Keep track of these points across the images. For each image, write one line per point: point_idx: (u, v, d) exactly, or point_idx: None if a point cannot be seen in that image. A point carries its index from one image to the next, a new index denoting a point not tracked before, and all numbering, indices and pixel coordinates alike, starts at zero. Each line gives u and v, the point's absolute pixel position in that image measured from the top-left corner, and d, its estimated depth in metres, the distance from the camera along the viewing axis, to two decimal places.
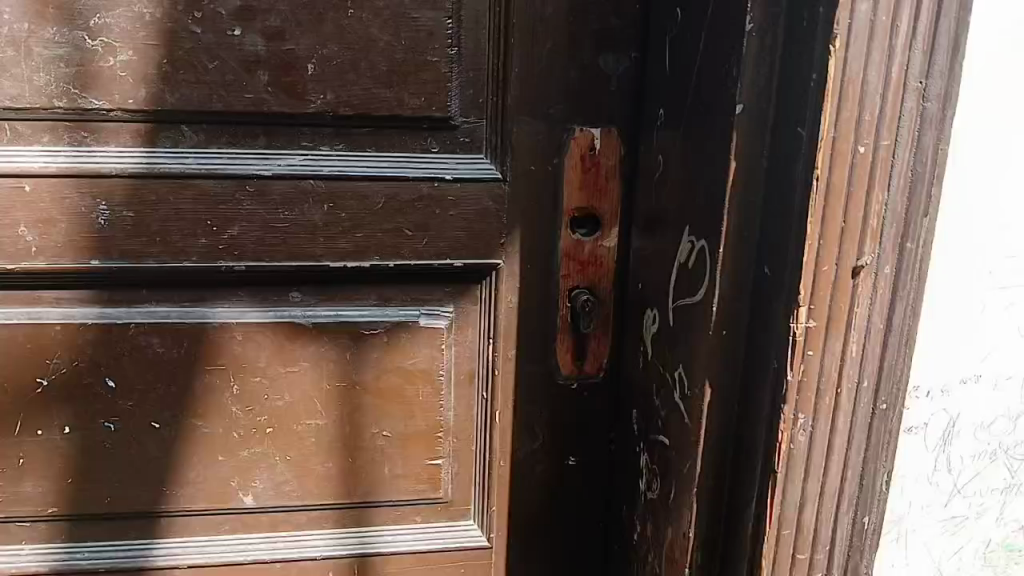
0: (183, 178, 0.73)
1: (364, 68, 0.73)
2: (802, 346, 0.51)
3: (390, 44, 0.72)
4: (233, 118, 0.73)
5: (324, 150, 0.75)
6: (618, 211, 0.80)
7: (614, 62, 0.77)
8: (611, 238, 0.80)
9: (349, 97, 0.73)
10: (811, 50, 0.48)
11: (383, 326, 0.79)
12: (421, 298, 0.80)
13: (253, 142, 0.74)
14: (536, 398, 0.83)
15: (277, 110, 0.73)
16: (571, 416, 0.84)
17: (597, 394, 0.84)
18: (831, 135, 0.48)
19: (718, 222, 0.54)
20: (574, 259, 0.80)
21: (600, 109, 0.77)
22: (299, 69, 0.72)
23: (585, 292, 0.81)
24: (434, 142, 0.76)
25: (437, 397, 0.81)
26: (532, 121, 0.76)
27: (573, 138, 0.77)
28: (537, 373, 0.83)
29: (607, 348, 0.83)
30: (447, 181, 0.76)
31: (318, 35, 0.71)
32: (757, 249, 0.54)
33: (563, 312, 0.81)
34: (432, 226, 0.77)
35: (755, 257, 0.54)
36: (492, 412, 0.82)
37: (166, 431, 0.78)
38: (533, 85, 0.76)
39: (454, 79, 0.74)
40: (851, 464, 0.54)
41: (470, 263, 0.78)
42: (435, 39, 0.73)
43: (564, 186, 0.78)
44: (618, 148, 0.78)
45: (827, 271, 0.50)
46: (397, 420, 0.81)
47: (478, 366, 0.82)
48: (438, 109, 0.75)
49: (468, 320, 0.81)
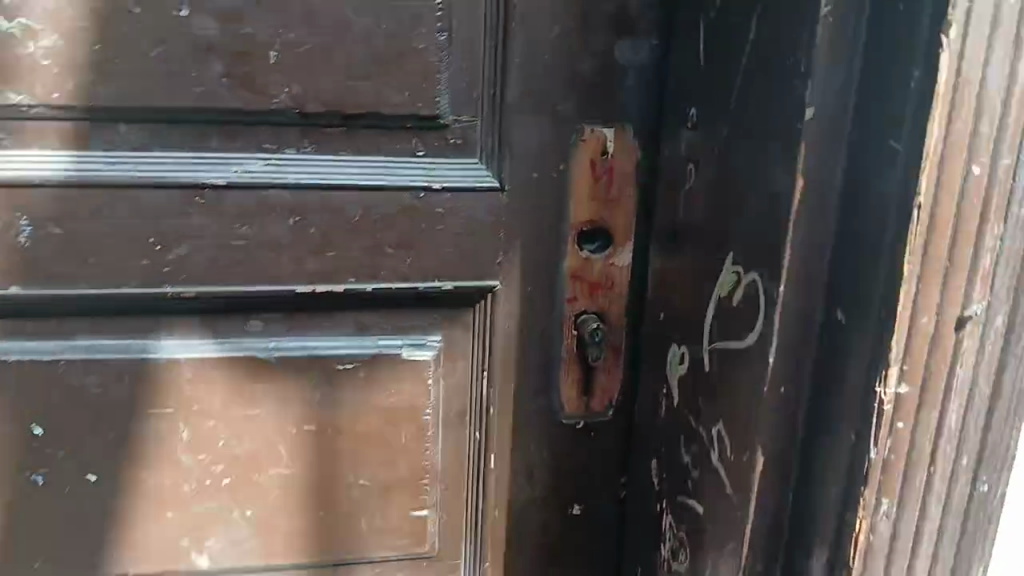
0: (121, 187, 0.61)
1: (338, 57, 0.61)
2: (891, 418, 0.41)
3: (369, 29, 0.61)
4: (180, 115, 0.61)
5: (289, 153, 0.63)
6: (631, 226, 0.68)
7: (631, 51, 0.65)
8: (625, 255, 0.69)
9: (319, 91, 0.62)
10: (912, 40, 0.38)
11: (360, 359, 0.68)
12: (404, 326, 0.69)
13: (204, 144, 0.62)
14: (536, 441, 0.72)
15: (233, 106, 0.61)
16: (577, 461, 0.73)
17: (607, 434, 0.73)
18: (939, 150, 0.37)
19: (780, 254, 0.44)
20: (583, 280, 0.69)
21: (615, 105, 0.66)
22: (259, 57, 0.60)
23: (594, 318, 0.70)
24: (421, 144, 0.65)
25: (422, 440, 0.71)
26: (535, 119, 0.65)
27: (583, 139, 0.66)
28: (538, 411, 0.71)
29: (618, 381, 0.72)
30: (435, 191, 0.65)
31: (282, 15, 0.60)
32: (828, 286, 0.44)
33: (570, 342, 0.70)
34: (416, 243, 0.66)
35: (827, 293, 0.44)
36: (485, 456, 0.72)
37: (105, 483, 0.67)
38: (539, 78, 0.64)
39: (444, 70, 0.63)
40: (941, 559, 0.44)
41: (462, 286, 0.67)
42: (420, 23, 0.62)
43: (571, 195, 0.67)
44: (635, 152, 0.67)
45: (926, 324, 0.40)
46: (377, 467, 0.71)
47: (471, 404, 0.71)
48: (425, 106, 0.63)
49: (459, 350, 0.70)
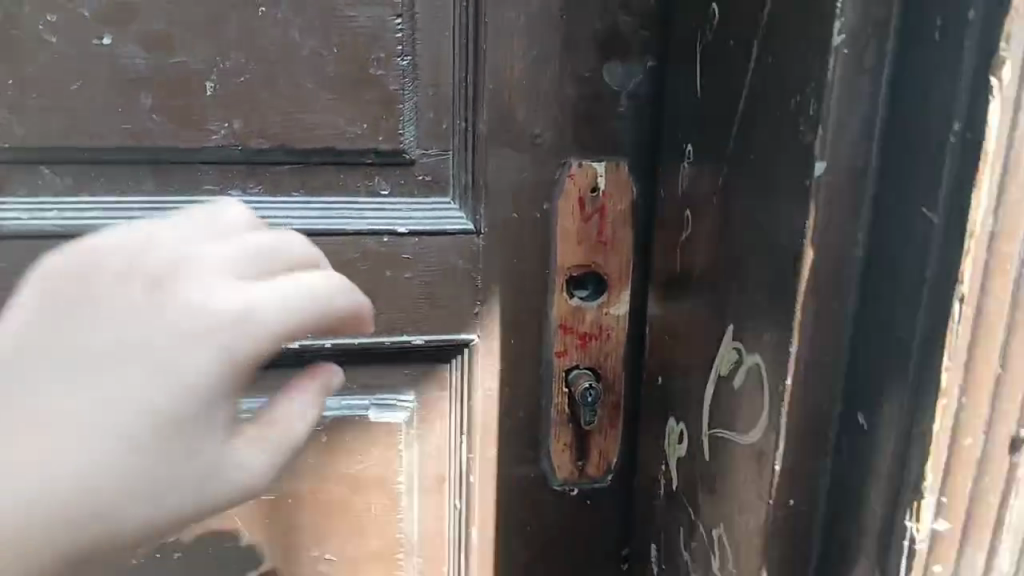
0: (41, 237, 0.54)
1: (284, 86, 0.54)
2: (926, 561, 0.33)
3: (318, 55, 0.53)
4: (106, 155, 0.53)
5: (232, 195, 0.55)
6: (627, 269, 0.60)
7: (623, 74, 0.56)
8: (621, 303, 0.60)
9: (264, 125, 0.54)
10: (949, 82, 0.30)
11: (323, 422, 0.61)
12: (372, 384, 0.61)
13: (136, 187, 0.54)
14: (523, 513, 0.64)
15: (166, 144, 0.54)
16: (570, 535, 0.65)
17: (604, 503, 0.65)
18: (987, 228, 0.30)
19: (783, 341, 0.36)
20: (573, 331, 0.60)
21: (607, 135, 0.57)
22: (194, 89, 0.53)
23: (587, 374, 0.61)
24: (383, 182, 0.57)
25: (394, 511, 0.64)
26: (514, 152, 0.57)
27: (570, 174, 0.57)
28: (525, 477, 0.63)
29: (615, 444, 0.63)
30: (400, 235, 0.57)
31: (219, 40, 0.52)
32: (846, 379, 0.36)
33: (561, 402, 0.62)
34: (381, 292, 0.58)
35: (844, 388, 0.36)
36: (467, 528, 0.64)
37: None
38: (517, 107, 0.56)
39: (406, 99, 0.55)
40: None
41: (434, 340, 0.60)
42: (378, 46, 0.54)
43: (558, 237, 0.58)
44: (630, 187, 0.58)
45: (970, 445, 0.32)
46: (347, 540, 0.64)
47: (449, 470, 0.63)
48: (386, 139, 0.55)
49: (435, 411, 0.62)
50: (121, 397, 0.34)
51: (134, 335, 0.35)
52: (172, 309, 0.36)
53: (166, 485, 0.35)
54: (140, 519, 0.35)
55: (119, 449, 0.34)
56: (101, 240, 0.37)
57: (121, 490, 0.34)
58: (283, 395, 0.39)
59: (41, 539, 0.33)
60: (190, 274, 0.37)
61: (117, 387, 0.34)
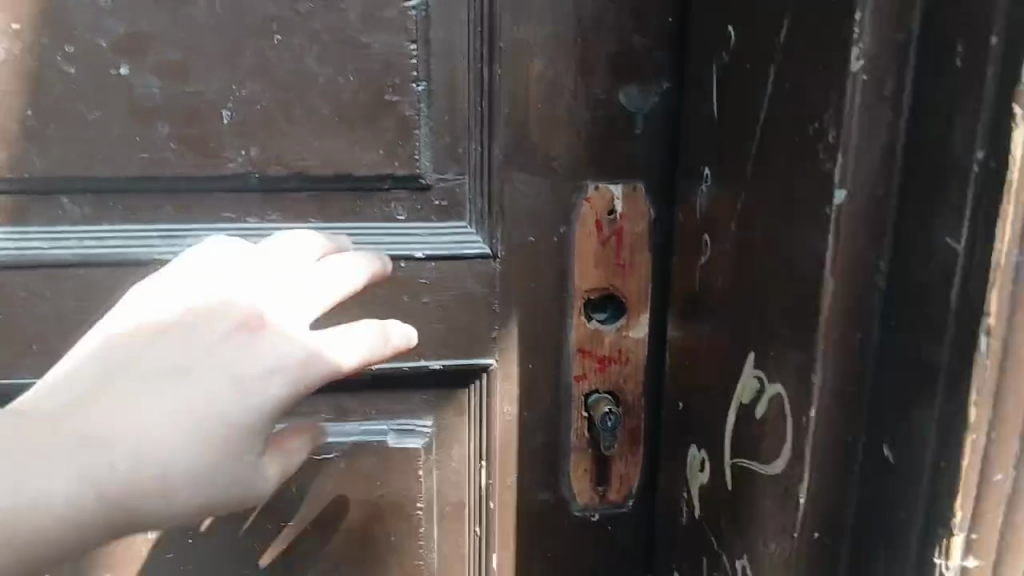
0: (62, 266, 0.54)
1: (300, 113, 0.54)
2: None
3: (334, 81, 0.53)
4: (125, 184, 0.54)
5: (250, 222, 0.55)
6: (646, 292, 0.59)
7: (639, 96, 0.56)
8: (640, 327, 0.60)
9: (280, 152, 0.54)
10: (971, 108, 0.29)
11: (342, 447, 0.61)
12: (391, 409, 0.61)
13: (154, 216, 0.55)
14: (544, 539, 0.63)
15: (184, 172, 0.54)
16: (591, 560, 0.64)
17: (627, 528, 0.64)
18: (1014, 259, 0.29)
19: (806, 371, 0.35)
20: (592, 355, 0.60)
21: (624, 157, 0.57)
22: (210, 117, 0.53)
23: (607, 398, 0.60)
24: (400, 207, 0.57)
25: (414, 536, 0.63)
26: (531, 175, 0.56)
27: (587, 198, 0.57)
28: (545, 503, 0.63)
29: (637, 469, 0.63)
30: (417, 260, 0.57)
31: (234, 69, 0.52)
32: (870, 409, 0.35)
33: (581, 426, 0.61)
34: (398, 318, 0.58)
35: (869, 418, 0.35)
36: (487, 554, 0.63)
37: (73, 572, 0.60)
38: (534, 130, 0.55)
39: (422, 124, 0.55)
40: None
41: (452, 365, 0.59)
42: (393, 72, 0.54)
43: (575, 261, 0.58)
44: (648, 209, 0.58)
45: (1000, 482, 0.31)
46: (365, 566, 0.63)
47: (468, 495, 0.63)
48: (402, 164, 0.55)
49: (454, 437, 0.62)
50: (203, 401, 0.39)
51: (218, 356, 0.40)
52: (250, 346, 0.41)
53: (213, 487, 0.39)
54: (184, 509, 0.38)
55: (190, 443, 0.38)
56: (224, 247, 0.45)
57: (181, 485, 0.38)
58: (271, 443, 0.43)
59: (103, 506, 0.36)
60: (278, 321, 0.43)
61: (194, 395, 0.39)
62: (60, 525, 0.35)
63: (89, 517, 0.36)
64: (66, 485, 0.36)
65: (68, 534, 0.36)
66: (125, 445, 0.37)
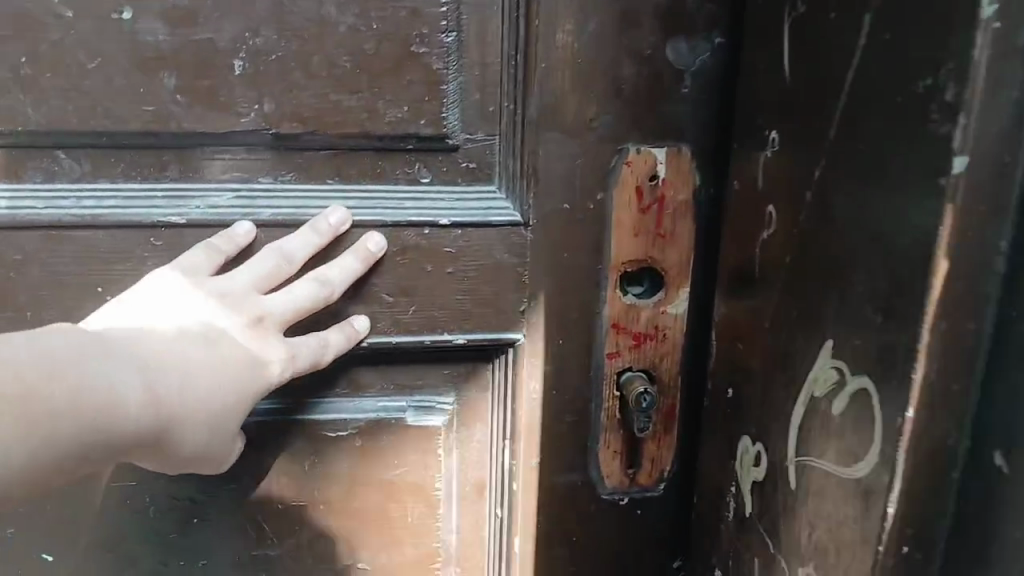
0: (59, 228, 0.50)
1: (318, 65, 0.49)
2: None
3: (356, 30, 0.49)
4: (127, 140, 0.49)
5: (263, 183, 0.51)
6: (687, 264, 0.55)
7: (687, 50, 0.51)
8: (679, 301, 0.56)
9: (296, 107, 0.50)
10: None
11: (358, 425, 0.57)
12: (410, 385, 0.58)
13: (159, 174, 0.50)
14: (569, 524, 0.60)
15: (191, 128, 0.49)
16: (619, 547, 0.61)
17: (656, 511, 0.61)
18: None
19: (911, 361, 0.32)
20: (627, 331, 0.56)
21: (669, 119, 0.52)
22: (221, 67, 0.49)
23: (640, 377, 0.56)
24: (425, 169, 0.52)
25: (432, 517, 0.61)
26: (567, 137, 0.52)
27: (627, 161, 0.52)
28: (572, 486, 0.59)
29: (669, 452, 0.59)
30: (443, 227, 0.53)
31: (247, 15, 0.48)
32: (977, 414, 0.32)
33: (612, 407, 0.57)
34: (420, 290, 0.54)
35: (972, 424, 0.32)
36: (509, 538, 0.60)
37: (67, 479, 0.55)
38: (570, 88, 0.51)
39: (451, 79, 0.51)
40: None
41: (477, 339, 0.55)
42: (421, 20, 0.49)
43: (612, 229, 0.54)
44: (692, 175, 0.53)
45: None
46: (380, 548, 0.61)
47: (490, 476, 0.60)
48: (428, 123, 0.51)
49: (476, 414, 0.59)
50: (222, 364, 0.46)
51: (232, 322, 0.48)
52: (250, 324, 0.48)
53: (218, 424, 0.47)
54: (193, 442, 0.46)
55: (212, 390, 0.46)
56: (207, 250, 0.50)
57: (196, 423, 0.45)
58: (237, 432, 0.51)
59: (148, 418, 0.42)
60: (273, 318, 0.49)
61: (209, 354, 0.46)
62: (123, 425, 0.41)
63: (139, 422, 0.42)
64: (136, 396, 0.42)
65: (122, 435, 0.41)
66: (174, 375, 0.44)
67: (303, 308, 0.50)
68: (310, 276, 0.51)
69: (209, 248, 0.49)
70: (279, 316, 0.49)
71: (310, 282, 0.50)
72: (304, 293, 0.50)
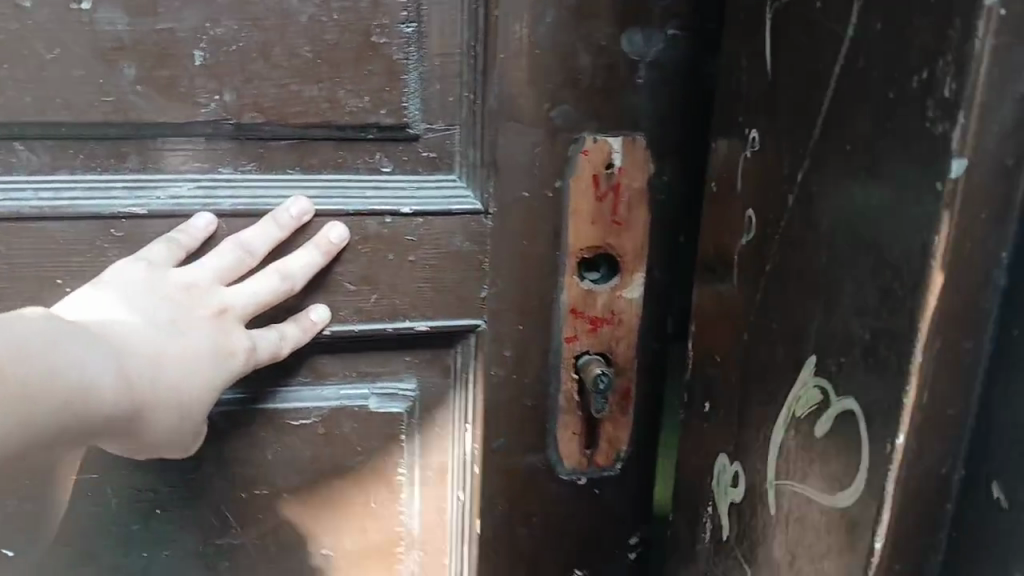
0: (16, 219, 0.50)
1: (279, 55, 0.50)
2: None
3: (316, 21, 0.49)
4: (86, 130, 0.49)
5: (223, 172, 0.52)
6: (642, 250, 0.57)
7: (644, 41, 0.53)
8: (633, 285, 0.57)
9: (257, 97, 0.50)
10: None
11: (321, 413, 0.58)
12: (372, 372, 0.59)
13: (117, 164, 0.50)
14: (529, 505, 0.62)
15: (150, 118, 0.49)
16: (578, 527, 0.63)
17: (614, 492, 0.63)
18: None
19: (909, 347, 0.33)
20: (584, 316, 0.57)
21: (626, 109, 0.54)
22: (180, 57, 0.49)
23: (597, 360, 0.58)
24: (385, 158, 0.53)
25: (395, 502, 0.62)
26: (527, 127, 0.53)
27: (584, 150, 0.54)
28: (531, 468, 0.61)
29: (625, 433, 0.61)
30: (405, 215, 0.54)
31: (208, 4, 0.48)
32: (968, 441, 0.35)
33: (569, 389, 0.59)
34: (381, 278, 0.55)
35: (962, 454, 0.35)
36: (471, 520, 0.61)
37: None
38: (529, 79, 0.52)
39: (411, 69, 0.52)
40: None
41: (437, 326, 0.57)
42: (381, 11, 0.50)
43: (569, 216, 0.55)
44: (645, 164, 0.55)
45: None
46: (343, 533, 0.61)
47: (451, 460, 0.61)
48: (388, 113, 0.52)
49: (438, 402, 0.60)
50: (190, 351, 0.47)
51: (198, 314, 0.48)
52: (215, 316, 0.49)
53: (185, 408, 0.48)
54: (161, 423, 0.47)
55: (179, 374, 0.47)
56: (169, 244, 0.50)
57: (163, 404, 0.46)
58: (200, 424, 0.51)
59: (123, 400, 0.43)
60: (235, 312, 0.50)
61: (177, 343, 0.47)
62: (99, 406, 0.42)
63: (115, 404, 0.43)
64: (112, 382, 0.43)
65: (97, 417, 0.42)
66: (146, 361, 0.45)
67: (265, 301, 0.51)
68: (273, 270, 0.51)
69: (170, 242, 0.50)
70: (242, 309, 0.50)
71: (273, 276, 0.51)
72: (266, 287, 0.51)
